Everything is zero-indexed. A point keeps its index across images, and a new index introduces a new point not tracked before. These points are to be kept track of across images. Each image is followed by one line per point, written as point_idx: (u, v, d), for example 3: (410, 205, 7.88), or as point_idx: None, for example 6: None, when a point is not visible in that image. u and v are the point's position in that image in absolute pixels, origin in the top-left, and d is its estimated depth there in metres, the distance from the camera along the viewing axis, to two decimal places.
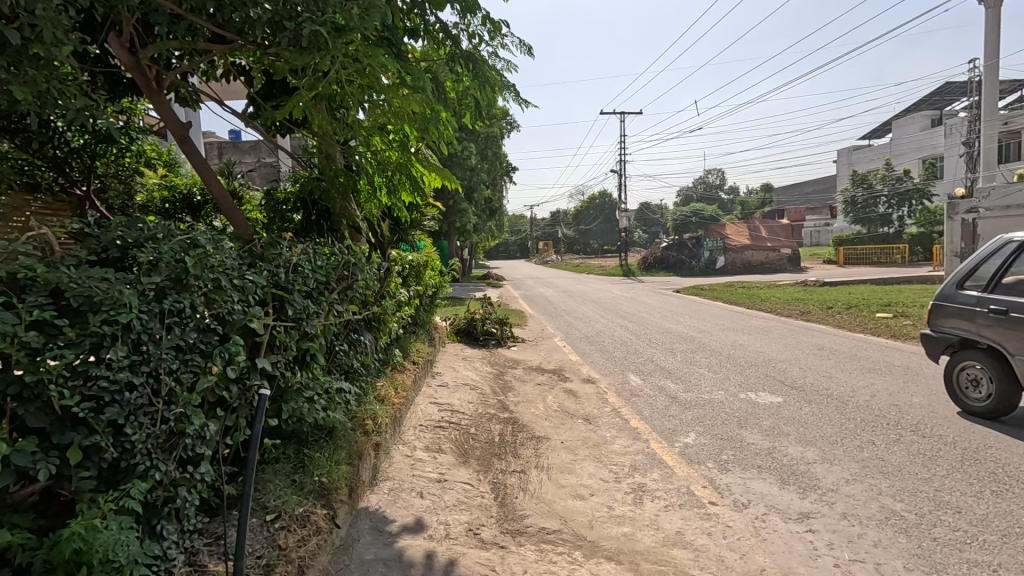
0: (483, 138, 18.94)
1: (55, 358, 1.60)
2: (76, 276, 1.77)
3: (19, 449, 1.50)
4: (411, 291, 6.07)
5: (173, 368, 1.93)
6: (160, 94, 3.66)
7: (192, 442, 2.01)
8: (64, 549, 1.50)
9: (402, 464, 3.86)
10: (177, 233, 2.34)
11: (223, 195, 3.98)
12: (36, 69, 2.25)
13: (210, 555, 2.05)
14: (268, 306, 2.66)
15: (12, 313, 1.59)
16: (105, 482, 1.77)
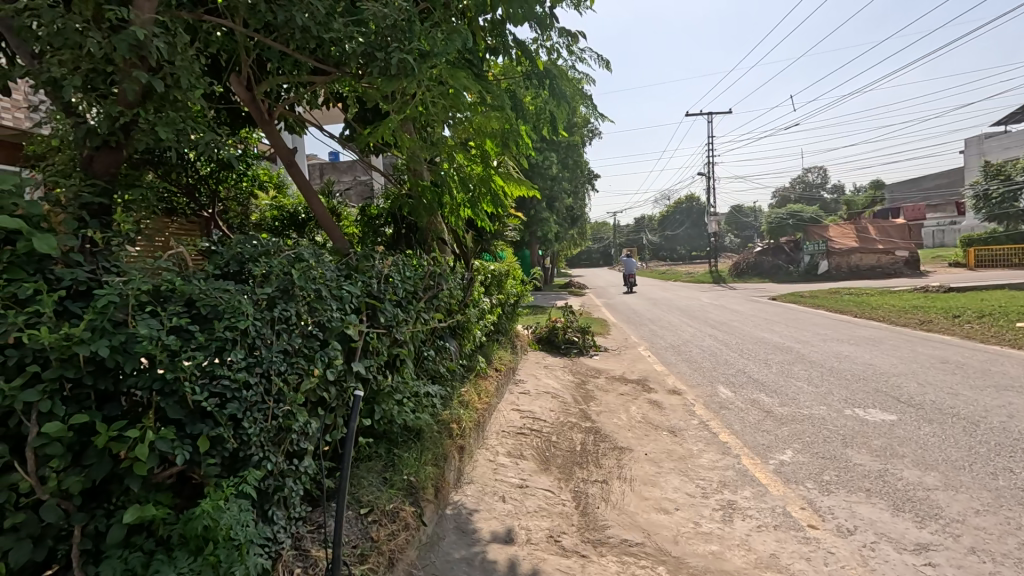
0: (565, 148, 19.02)
1: (188, 358, 1.85)
2: (205, 288, 2.04)
3: (161, 436, 1.74)
4: (495, 301, 6.20)
5: (282, 370, 2.16)
6: (271, 124, 4.09)
7: (297, 437, 2.23)
8: (195, 525, 1.73)
9: (485, 469, 3.97)
10: (285, 249, 2.61)
11: (324, 213, 4.35)
12: (175, 111, 2.61)
13: (313, 541, 2.25)
14: (363, 314, 2.88)
15: (158, 320, 1.87)
16: (226, 469, 2.00)
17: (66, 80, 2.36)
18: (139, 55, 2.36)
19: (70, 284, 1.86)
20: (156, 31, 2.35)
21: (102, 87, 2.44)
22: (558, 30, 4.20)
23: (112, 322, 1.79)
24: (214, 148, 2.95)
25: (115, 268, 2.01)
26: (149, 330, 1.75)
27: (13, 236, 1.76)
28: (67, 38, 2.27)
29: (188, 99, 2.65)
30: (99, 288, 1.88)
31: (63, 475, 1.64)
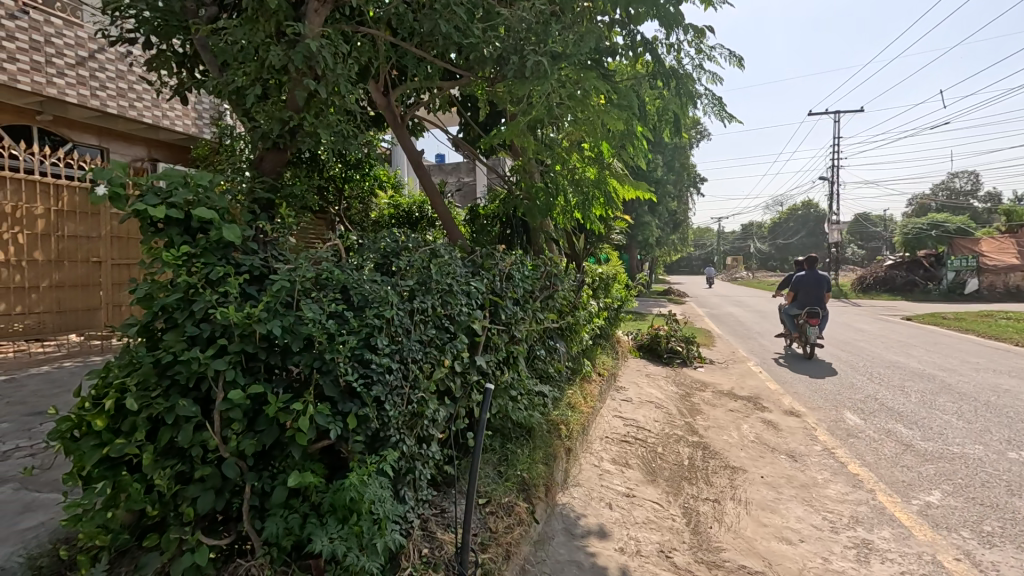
0: (671, 150, 18.33)
1: (343, 342, 2.02)
2: (356, 277, 2.21)
3: (319, 411, 1.91)
4: (600, 305, 6.13)
5: (418, 358, 2.30)
6: (401, 127, 4.37)
7: (428, 424, 2.35)
8: (344, 496, 1.88)
9: (590, 473, 3.93)
10: (421, 244, 2.78)
11: (445, 212, 4.55)
12: (332, 114, 2.87)
13: (438, 524, 2.36)
14: (486, 310, 2.98)
15: (320, 304, 2.06)
16: (368, 447, 2.16)
17: (248, 88, 2.69)
18: (309, 65, 2.64)
19: (249, 269, 2.09)
20: (322, 42, 2.59)
21: (275, 95, 2.75)
22: (686, 27, 4.05)
23: (282, 304, 1.99)
24: (359, 148, 3.21)
25: (282, 256, 2.23)
26: (313, 314, 1.93)
27: (208, 225, 2.02)
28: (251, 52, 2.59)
29: (342, 104, 2.91)
30: (271, 274, 2.10)
31: (240, 438, 1.86)
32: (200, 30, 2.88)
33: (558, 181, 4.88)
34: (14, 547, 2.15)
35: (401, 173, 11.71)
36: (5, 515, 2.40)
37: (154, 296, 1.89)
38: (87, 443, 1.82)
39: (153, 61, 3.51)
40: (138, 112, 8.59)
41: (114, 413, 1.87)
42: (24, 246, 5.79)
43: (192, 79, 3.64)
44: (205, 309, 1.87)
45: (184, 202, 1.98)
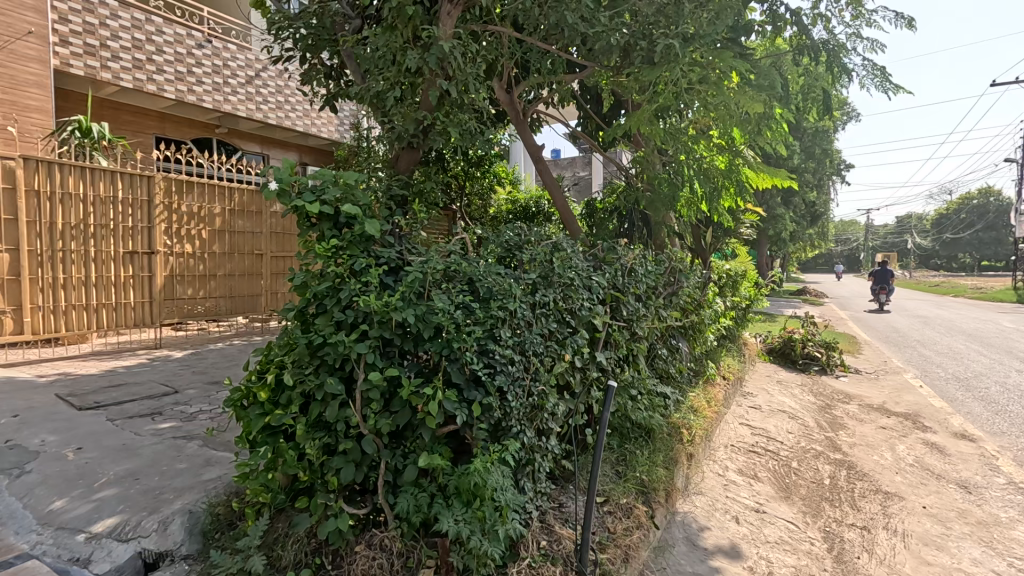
0: (811, 134, 16.60)
1: (469, 331, 2.08)
2: (482, 270, 2.28)
3: (447, 397, 1.99)
4: (728, 304, 5.74)
5: (539, 351, 2.32)
6: (523, 123, 4.41)
7: (548, 417, 2.36)
8: (469, 480, 1.95)
9: (714, 483, 3.70)
10: (543, 238, 2.80)
11: (564, 206, 4.52)
12: (461, 113, 2.99)
13: (556, 518, 2.35)
14: (607, 305, 2.92)
15: (449, 295, 2.15)
16: (490, 435, 2.21)
17: (387, 92, 2.89)
18: (442, 66, 2.77)
19: (386, 261, 2.24)
20: (454, 42, 2.71)
21: (411, 97, 2.92)
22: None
23: (415, 293, 2.10)
24: (486, 144, 3.31)
25: (415, 249, 2.36)
26: (444, 304, 2.02)
27: (353, 220, 2.19)
28: (390, 58, 2.78)
29: (470, 102, 3.01)
30: (405, 265, 2.23)
31: (378, 417, 2.01)
32: (348, 43, 3.15)
33: (683, 172, 4.55)
34: (198, 495, 2.54)
35: (519, 169, 12.00)
36: (192, 467, 2.85)
37: (309, 283, 2.10)
38: (253, 411, 2.07)
39: (307, 75, 3.92)
40: (292, 122, 9.89)
41: (275, 387, 2.12)
42: (207, 240, 6.77)
43: (338, 88, 4.00)
44: (350, 297, 2.03)
45: (334, 199, 2.16)
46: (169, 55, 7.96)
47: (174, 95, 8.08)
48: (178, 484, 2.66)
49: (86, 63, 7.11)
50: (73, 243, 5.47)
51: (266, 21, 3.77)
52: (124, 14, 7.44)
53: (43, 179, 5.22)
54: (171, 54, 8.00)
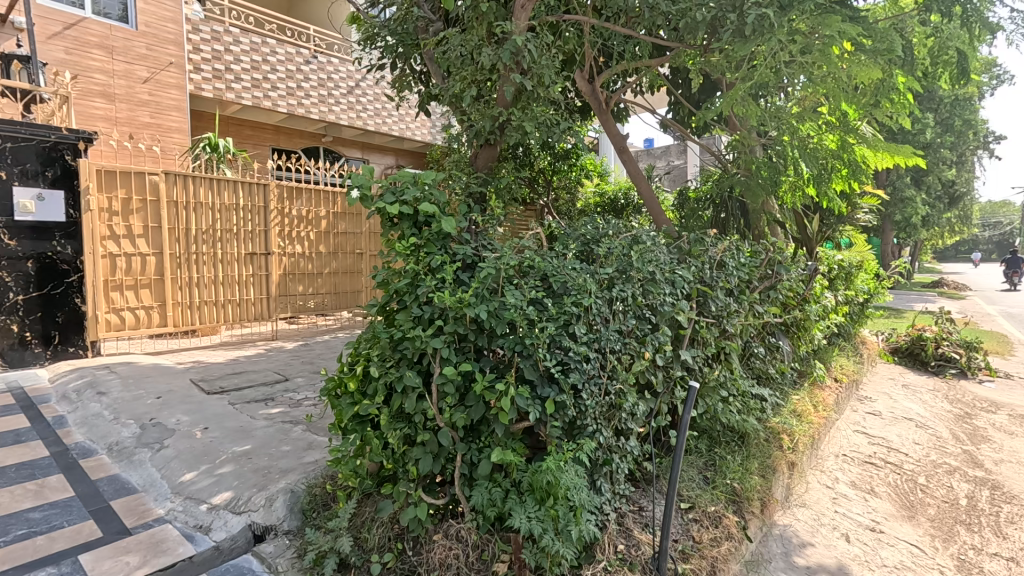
0: (949, 104, 14.54)
1: (542, 328, 2.06)
2: (557, 265, 2.25)
3: (520, 393, 1.98)
4: (840, 299, 5.18)
5: (616, 348, 2.25)
6: (607, 113, 4.23)
7: (626, 417, 2.28)
8: (542, 478, 1.93)
9: (820, 495, 3.37)
10: (622, 231, 2.70)
11: (651, 197, 4.31)
12: (538, 106, 2.96)
13: (635, 522, 2.27)
14: (693, 300, 2.76)
15: (522, 291, 2.13)
16: (565, 433, 2.18)
17: (465, 91, 2.93)
18: (516, 60, 2.76)
19: (462, 257, 2.28)
20: (529, 36, 2.69)
21: (488, 94, 2.95)
22: None
23: (489, 289, 2.11)
24: (564, 136, 3.25)
25: (490, 245, 2.37)
26: (516, 300, 2.01)
27: (431, 218, 2.23)
28: (468, 57, 2.83)
29: (547, 95, 2.98)
30: (481, 261, 2.25)
31: (453, 410, 2.05)
32: (429, 45, 3.25)
33: (785, 155, 4.10)
34: (299, 475, 2.76)
35: (608, 161, 11.76)
36: (296, 450, 3.11)
37: (389, 280, 2.19)
38: (343, 400, 2.20)
39: (397, 82, 4.11)
40: (388, 128, 10.47)
41: (362, 378, 2.24)
42: (314, 240, 7.40)
43: (426, 92, 4.16)
44: (427, 293, 2.08)
45: (413, 198, 2.22)
46: (281, 72, 8.73)
47: (286, 109, 8.86)
48: (284, 464, 2.91)
49: (214, 86, 8.06)
50: (204, 246, 6.19)
51: (359, 33, 3.99)
52: (244, 39, 8.31)
53: (180, 190, 5.94)
54: (283, 71, 8.76)
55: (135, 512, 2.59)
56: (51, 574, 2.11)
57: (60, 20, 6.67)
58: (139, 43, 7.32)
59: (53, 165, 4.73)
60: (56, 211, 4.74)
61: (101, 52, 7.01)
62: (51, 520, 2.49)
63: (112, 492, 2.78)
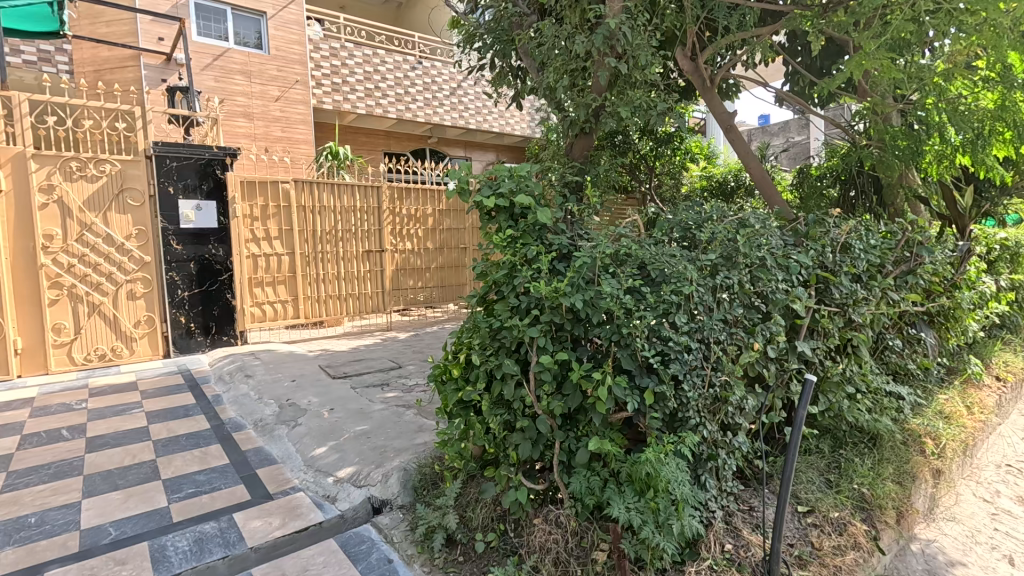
0: None
1: (640, 317, 2.01)
2: (656, 253, 2.18)
3: (617, 383, 1.95)
4: (1004, 284, 4.43)
5: (721, 339, 2.13)
6: (711, 91, 3.95)
7: (733, 411, 2.16)
8: (641, 469, 1.89)
9: (975, 510, 2.93)
10: (729, 215, 2.54)
11: (763, 177, 3.96)
12: (635, 90, 2.87)
13: (744, 522, 2.14)
14: (812, 287, 2.53)
15: (618, 280, 2.10)
16: (666, 426, 2.11)
17: (561, 82, 2.93)
18: (610, 45, 2.71)
19: (559, 247, 2.29)
20: (624, 17, 2.62)
21: (582, 82, 2.92)
22: None
23: (584, 279, 2.10)
24: (664, 118, 3.12)
25: (586, 235, 2.36)
26: (612, 289, 1.98)
27: (527, 210, 2.27)
28: (561, 48, 2.82)
29: (644, 77, 2.88)
30: (576, 251, 2.24)
31: (551, 398, 2.07)
32: (524, 40, 3.30)
33: (929, 121, 3.56)
34: (411, 455, 2.97)
35: (716, 142, 11.07)
36: (408, 432, 3.34)
37: (488, 272, 2.26)
38: (449, 386, 2.33)
39: (495, 79, 4.21)
40: (489, 125, 10.76)
41: (465, 365, 2.35)
42: (422, 237, 7.84)
43: (523, 86, 4.22)
44: (524, 284, 2.12)
45: (510, 191, 2.26)
46: (391, 80, 9.32)
47: (395, 114, 9.45)
48: (398, 444, 3.15)
49: (333, 98, 8.83)
50: (327, 246, 6.83)
51: (459, 36, 4.14)
52: (358, 52, 9.05)
53: (307, 196, 6.59)
54: (392, 79, 9.35)
55: (276, 480, 2.96)
56: (213, 527, 2.49)
57: (209, 53, 7.71)
58: (271, 66, 8.22)
59: (207, 179, 5.47)
60: (210, 219, 5.50)
61: (242, 77, 7.97)
62: (212, 482, 2.93)
63: (258, 462, 3.19)
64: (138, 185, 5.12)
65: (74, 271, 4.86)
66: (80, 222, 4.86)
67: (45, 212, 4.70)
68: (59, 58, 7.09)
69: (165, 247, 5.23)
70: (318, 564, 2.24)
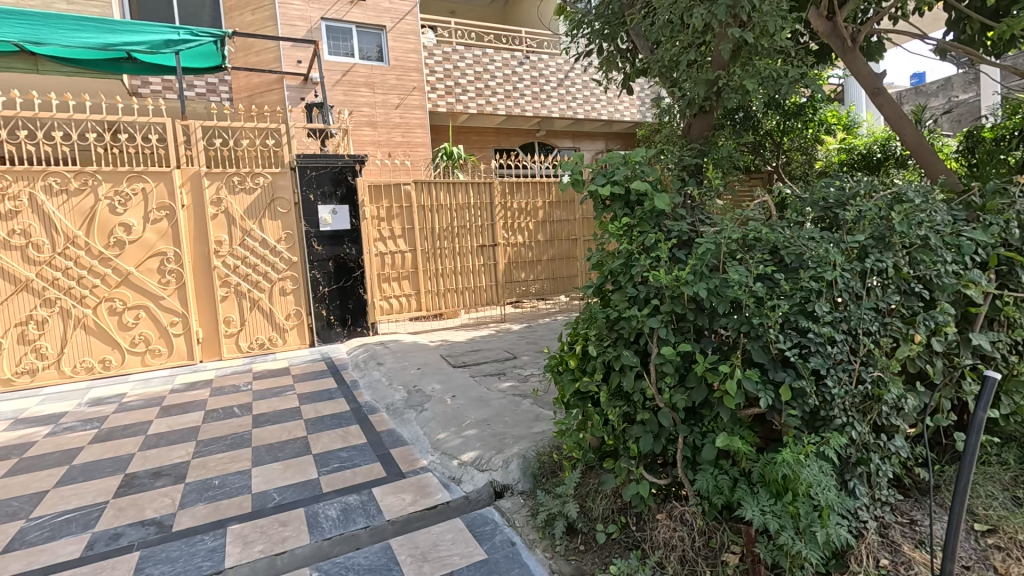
0: None
1: (774, 306, 1.86)
2: (790, 236, 1.99)
3: (748, 377, 1.82)
4: None
5: (873, 330, 1.90)
6: (854, 51, 3.45)
7: (889, 411, 1.91)
8: (778, 471, 1.76)
9: None
10: (880, 189, 2.24)
11: (921, 143, 3.40)
12: (763, 59, 2.63)
13: (904, 536, 1.90)
14: (991, 270, 2.15)
15: (747, 266, 1.96)
16: (806, 424, 1.93)
17: (678, 58, 2.81)
18: (733, 14, 2.52)
19: (678, 234, 2.18)
20: None
21: (702, 57, 2.76)
22: None
23: (708, 267, 1.99)
24: (797, 88, 2.83)
25: (709, 220, 2.23)
26: (739, 277, 1.85)
27: (643, 196, 2.19)
28: (678, 22, 2.68)
29: (773, 44, 2.63)
30: (698, 237, 2.13)
31: (673, 391, 1.98)
32: (636, 20, 3.19)
33: None
34: (529, 443, 3.04)
35: (857, 110, 9.82)
36: (526, 420, 3.43)
37: (604, 262, 2.22)
38: (565, 376, 2.34)
39: (604, 64, 4.12)
40: (597, 113, 10.59)
41: (581, 356, 2.34)
42: (534, 230, 7.95)
43: (633, 69, 4.08)
44: (642, 273, 2.06)
45: (624, 178, 2.20)
46: (500, 77, 9.54)
47: (505, 111, 9.65)
48: (516, 432, 3.24)
49: (447, 101, 9.26)
50: (445, 242, 7.19)
51: (566, 24, 4.10)
52: (468, 54, 9.37)
53: (426, 195, 6.98)
54: (501, 76, 9.56)
55: (407, 460, 3.20)
56: (356, 498, 2.76)
57: (339, 69, 8.46)
58: (391, 76, 8.81)
59: (341, 185, 6.02)
60: (344, 221, 6.07)
61: (366, 89, 8.64)
62: (354, 459, 3.25)
63: (391, 443, 3.48)
64: (285, 194, 5.79)
65: (239, 271, 5.64)
66: (241, 228, 5.62)
67: (215, 221, 5.50)
68: (221, 88, 8.20)
69: (308, 248, 5.87)
70: (447, 540, 2.38)
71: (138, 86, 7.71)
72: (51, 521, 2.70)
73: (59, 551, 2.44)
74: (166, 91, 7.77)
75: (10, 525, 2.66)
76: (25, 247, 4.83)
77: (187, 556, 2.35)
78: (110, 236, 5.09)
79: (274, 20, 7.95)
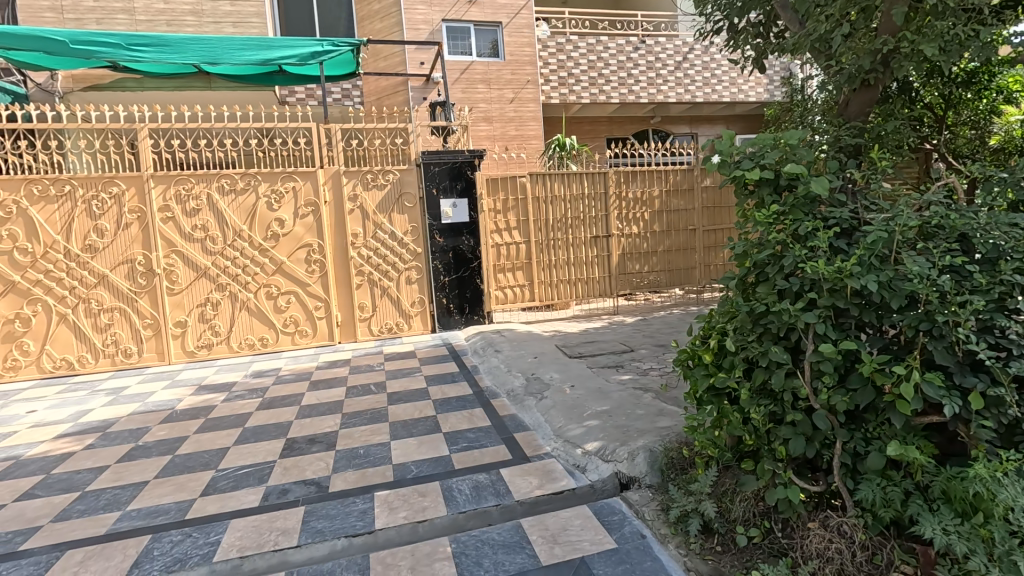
0: None
1: (964, 302, 1.64)
2: (985, 223, 1.75)
3: (929, 380, 1.62)
4: None
5: None
6: None
7: None
8: (969, 488, 1.57)
9: None
10: None
11: None
12: (942, 21, 2.31)
13: None
14: None
15: (928, 258, 1.75)
16: (1001, 438, 1.70)
17: (833, 30, 2.56)
18: None
19: (837, 221, 1.99)
20: None
21: (865, 25, 2.48)
22: None
23: (878, 257, 1.81)
24: (983, 51, 2.44)
25: (875, 205, 2.01)
26: (921, 269, 1.65)
27: (796, 180, 2.03)
28: None
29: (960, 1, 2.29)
30: (863, 225, 1.93)
31: (832, 392, 1.82)
32: None
33: None
34: (655, 436, 2.98)
35: None
36: (649, 414, 3.36)
37: (748, 252, 2.09)
38: (699, 371, 2.26)
39: (736, 43, 3.86)
40: (718, 95, 9.97)
41: (718, 351, 2.23)
42: (649, 221, 7.71)
43: (768, 45, 3.77)
44: (795, 263, 1.90)
45: (774, 162, 2.05)
46: (614, 65, 9.33)
47: (619, 99, 9.43)
48: (640, 425, 3.19)
49: (560, 92, 9.26)
50: (559, 233, 7.22)
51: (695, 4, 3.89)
52: (582, 43, 9.24)
53: (541, 187, 7.07)
54: (615, 63, 9.34)
55: (530, 445, 3.30)
56: (485, 477, 2.90)
57: (458, 68, 8.82)
58: (506, 71, 9.00)
59: (460, 179, 6.29)
60: (463, 214, 6.33)
61: (483, 86, 8.92)
62: (480, 440, 3.42)
63: (514, 427, 3.60)
64: (412, 189, 6.20)
65: (372, 261, 6.14)
66: (374, 222, 6.09)
67: (352, 216, 6.03)
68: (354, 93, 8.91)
69: (432, 240, 6.23)
70: (576, 526, 2.42)
71: (287, 96, 8.64)
72: (234, 473, 3.17)
73: (243, 499, 2.85)
74: (309, 99, 8.62)
75: (205, 473, 3.16)
76: (204, 240, 5.66)
77: (343, 515, 2.63)
78: (268, 230, 5.80)
79: (400, 27, 8.48)
